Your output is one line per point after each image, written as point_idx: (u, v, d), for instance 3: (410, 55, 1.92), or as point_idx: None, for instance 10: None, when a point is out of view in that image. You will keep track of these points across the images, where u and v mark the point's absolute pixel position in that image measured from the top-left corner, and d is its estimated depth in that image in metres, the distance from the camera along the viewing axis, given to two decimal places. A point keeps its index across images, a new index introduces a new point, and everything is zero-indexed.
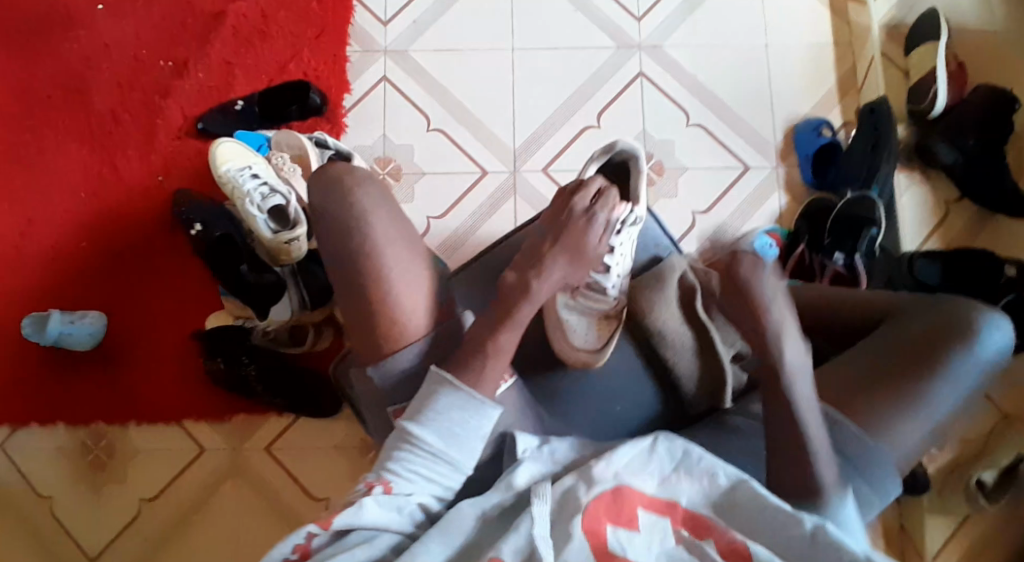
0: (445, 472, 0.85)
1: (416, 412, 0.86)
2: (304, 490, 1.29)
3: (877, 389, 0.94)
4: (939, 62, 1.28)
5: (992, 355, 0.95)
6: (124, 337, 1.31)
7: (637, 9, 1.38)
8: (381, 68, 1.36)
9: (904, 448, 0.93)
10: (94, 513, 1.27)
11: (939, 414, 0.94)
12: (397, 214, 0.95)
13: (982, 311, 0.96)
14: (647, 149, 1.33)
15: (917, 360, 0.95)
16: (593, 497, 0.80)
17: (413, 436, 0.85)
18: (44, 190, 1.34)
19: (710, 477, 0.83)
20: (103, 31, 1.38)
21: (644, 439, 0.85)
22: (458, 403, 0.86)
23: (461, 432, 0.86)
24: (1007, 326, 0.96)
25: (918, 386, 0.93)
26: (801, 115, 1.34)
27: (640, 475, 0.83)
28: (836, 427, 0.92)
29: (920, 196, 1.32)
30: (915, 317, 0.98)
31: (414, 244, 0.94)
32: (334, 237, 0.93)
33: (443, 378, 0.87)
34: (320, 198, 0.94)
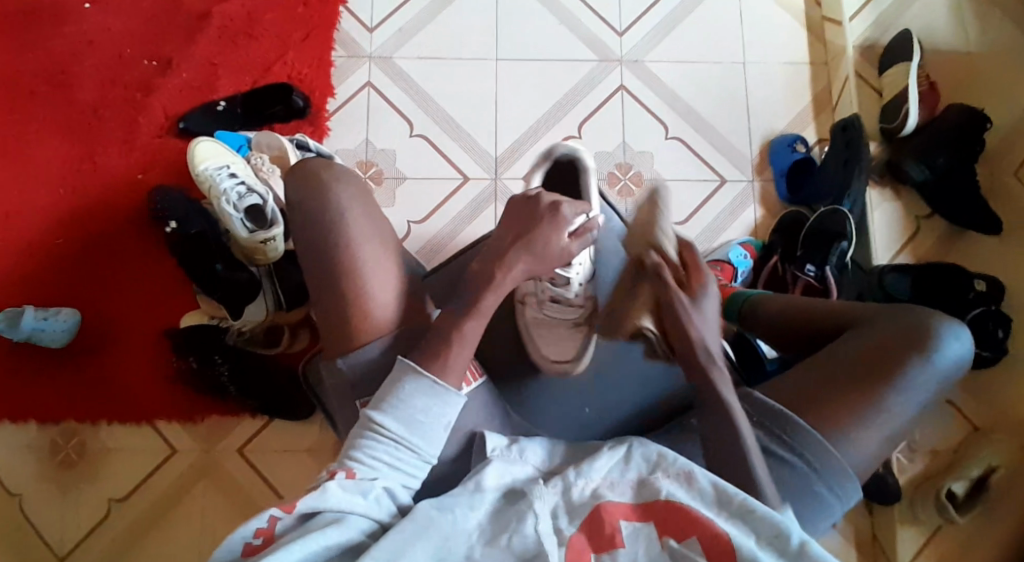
0: (409, 458, 0.86)
1: (381, 399, 0.87)
2: (278, 494, 1.27)
3: (837, 392, 0.97)
4: (911, 81, 1.31)
5: (951, 363, 0.98)
6: (98, 335, 1.30)
7: (620, 24, 1.41)
8: (365, 74, 1.38)
9: (865, 453, 0.95)
10: (62, 513, 1.25)
11: (900, 420, 0.96)
12: (376, 213, 0.97)
13: (942, 321, 0.99)
14: (626, 159, 1.35)
15: (879, 367, 0.97)
16: (576, 526, 0.82)
17: (377, 422, 0.86)
18: (23, 185, 1.34)
19: (687, 475, 0.85)
20: (88, 28, 1.39)
21: (619, 449, 0.89)
22: (422, 390, 0.87)
23: (424, 417, 0.86)
24: (967, 336, 0.99)
25: (877, 391, 0.96)
26: (775, 132, 1.37)
27: (616, 489, 0.86)
28: (799, 433, 0.95)
29: (892, 211, 1.35)
30: (877, 325, 1.01)
31: (387, 239, 0.96)
32: (311, 231, 0.95)
33: (408, 366, 0.88)
34: (300, 194, 0.96)
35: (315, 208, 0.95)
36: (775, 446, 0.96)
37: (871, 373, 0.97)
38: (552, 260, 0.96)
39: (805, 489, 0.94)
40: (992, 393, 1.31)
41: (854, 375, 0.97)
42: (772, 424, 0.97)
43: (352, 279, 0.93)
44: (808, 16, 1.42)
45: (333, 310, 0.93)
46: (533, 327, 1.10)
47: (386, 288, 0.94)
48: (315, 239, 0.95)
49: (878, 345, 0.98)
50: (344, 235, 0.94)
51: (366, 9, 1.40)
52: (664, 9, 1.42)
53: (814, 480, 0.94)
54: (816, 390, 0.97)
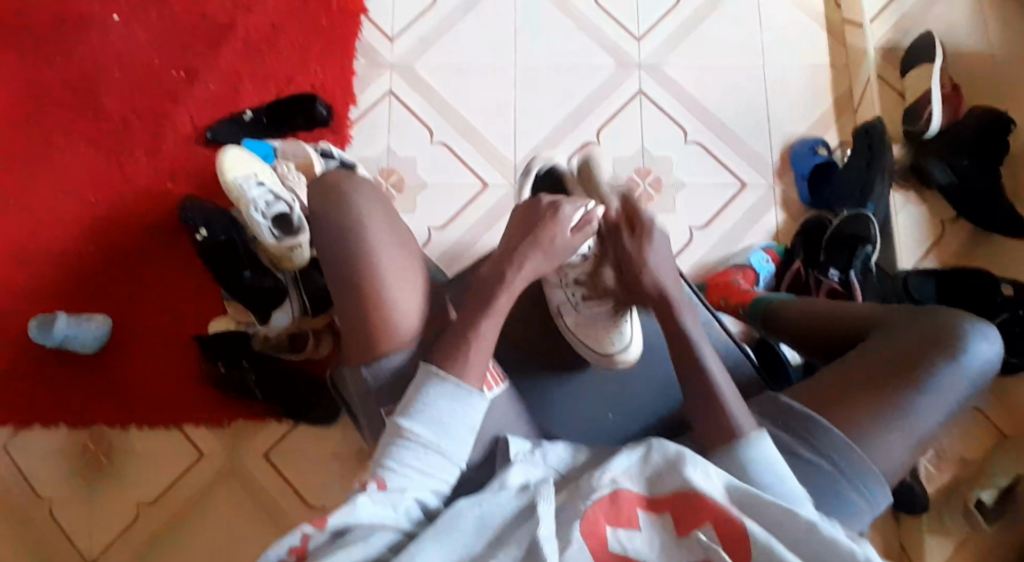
0: (437, 465, 0.86)
1: (407, 406, 0.88)
2: (303, 497, 1.29)
3: (861, 394, 0.94)
4: (935, 83, 1.29)
5: (981, 366, 0.95)
6: (126, 340, 1.33)
7: (638, 29, 1.41)
8: (386, 82, 1.39)
9: (891, 455, 0.93)
10: (91, 514, 1.28)
11: (928, 421, 0.94)
12: (395, 222, 0.97)
13: (970, 321, 0.97)
14: (645, 164, 1.36)
15: (905, 367, 0.95)
16: (593, 502, 0.81)
17: (405, 429, 0.86)
18: (55, 193, 1.37)
19: (704, 473, 0.83)
20: (117, 41, 1.42)
21: (638, 448, 0.86)
22: (446, 393, 0.87)
23: (451, 422, 0.87)
24: (995, 337, 0.96)
25: (903, 393, 0.93)
26: (796, 135, 1.37)
27: (634, 480, 0.84)
28: (822, 432, 0.93)
29: (917, 215, 1.34)
30: (901, 325, 0.99)
31: (410, 252, 0.97)
32: (333, 242, 0.95)
33: (433, 371, 0.89)
34: (320, 207, 0.97)
35: (334, 219, 0.95)
36: (798, 446, 0.93)
37: (897, 372, 0.95)
38: (560, 257, 0.99)
39: (833, 495, 0.92)
40: (1017, 396, 1.30)
41: (879, 375, 0.95)
42: (796, 426, 0.95)
43: (372, 289, 0.93)
44: (828, 18, 1.42)
45: (353, 319, 0.94)
46: (572, 331, 1.09)
47: (408, 297, 0.94)
48: (334, 250, 0.95)
49: (903, 344, 0.96)
50: (364, 246, 0.94)
51: (387, 18, 1.42)
52: (682, 13, 1.42)
53: (839, 479, 0.91)
54: (839, 388, 0.95)
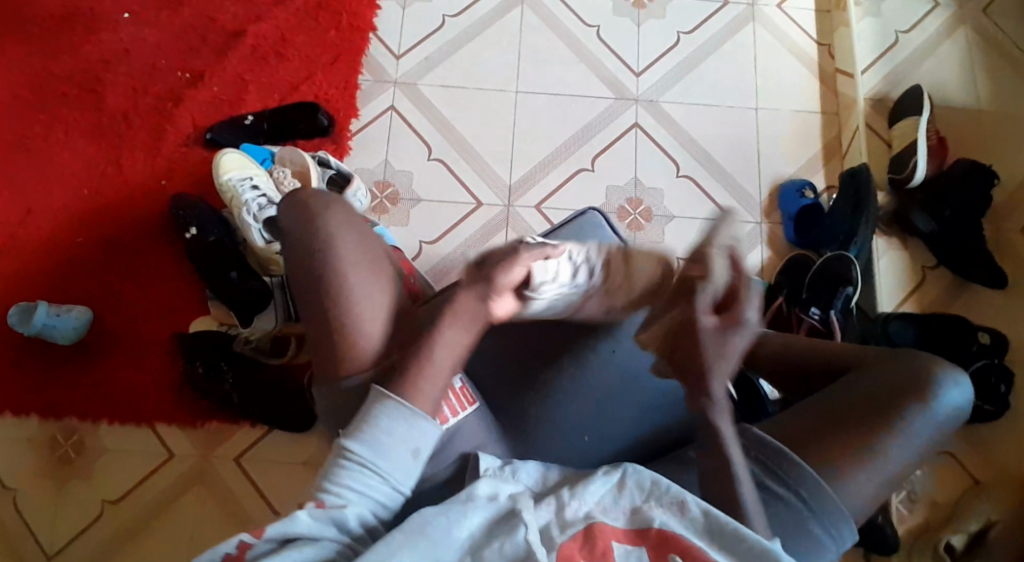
0: (382, 488, 0.85)
1: (355, 427, 0.87)
2: (268, 505, 1.27)
3: (835, 436, 0.94)
4: (920, 135, 1.33)
5: (951, 410, 0.96)
6: (105, 334, 1.32)
7: (638, 65, 1.45)
8: (389, 98, 1.42)
9: (861, 494, 0.93)
10: (50, 510, 1.25)
11: (899, 462, 0.94)
12: (366, 238, 0.95)
13: (944, 367, 0.97)
14: (636, 194, 1.38)
15: (880, 408, 0.95)
16: (568, 535, 0.82)
17: (351, 450, 0.85)
18: (48, 183, 1.37)
19: (680, 504, 0.86)
20: (126, 39, 1.44)
21: (614, 474, 0.88)
22: (396, 416, 0.87)
23: (398, 447, 0.86)
24: (966, 382, 0.97)
25: (877, 435, 0.93)
26: (785, 176, 1.40)
27: (610, 513, 0.85)
28: (792, 468, 0.93)
29: (897, 258, 1.37)
30: (877, 367, 0.99)
31: (376, 269, 0.94)
32: (300, 259, 0.94)
33: (383, 396, 0.88)
34: (288, 218, 0.96)
35: (302, 232, 0.94)
36: (770, 482, 0.94)
37: (872, 414, 0.94)
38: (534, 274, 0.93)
39: (798, 527, 0.92)
40: (991, 443, 1.31)
41: (854, 414, 0.95)
42: (769, 461, 0.94)
43: (339, 307, 0.91)
44: (821, 67, 1.46)
45: (323, 331, 0.92)
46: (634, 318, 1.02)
47: (375, 314, 0.92)
48: (300, 265, 0.94)
49: (878, 387, 0.96)
50: (331, 260, 0.92)
51: (394, 37, 1.45)
52: (682, 53, 1.46)
53: (807, 517, 0.92)
54: (814, 427, 0.95)
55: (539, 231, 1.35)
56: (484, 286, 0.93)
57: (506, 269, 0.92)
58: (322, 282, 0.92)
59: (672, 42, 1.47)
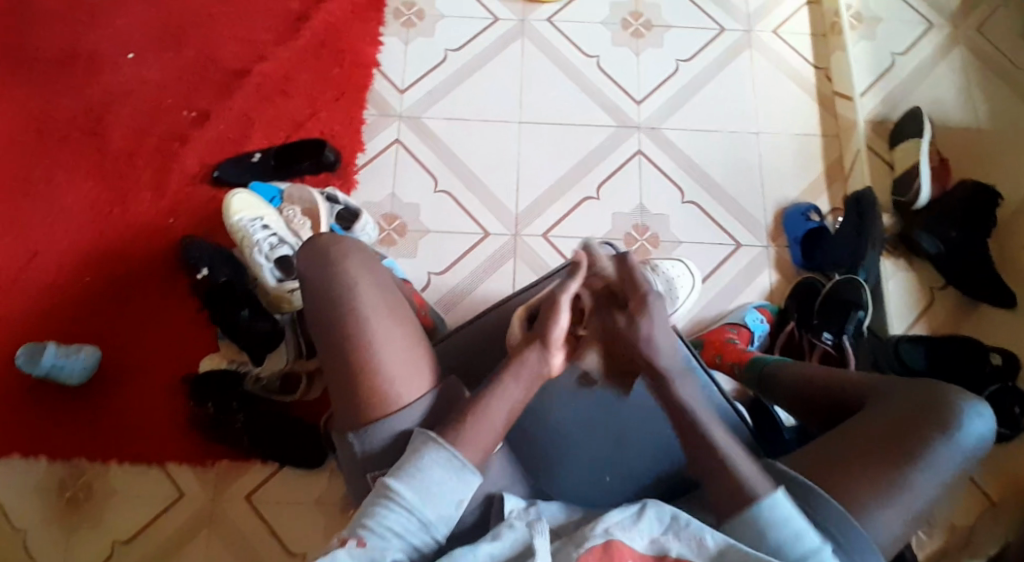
0: (418, 532, 0.85)
1: (398, 468, 0.88)
2: (285, 549, 1.26)
3: (859, 467, 0.94)
4: (922, 156, 1.35)
5: (975, 441, 0.95)
6: (116, 374, 1.32)
7: (638, 93, 1.46)
8: (394, 131, 1.43)
9: (890, 528, 0.91)
10: (59, 554, 1.23)
11: (926, 492, 0.93)
12: (385, 283, 0.99)
13: (966, 399, 0.97)
14: (642, 221, 1.38)
15: (903, 437, 0.95)
16: (586, 550, 0.82)
17: (393, 491, 0.86)
18: (55, 224, 1.37)
19: (698, 540, 0.84)
20: (131, 80, 1.45)
21: (633, 504, 0.87)
22: (441, 462, 0.88)
23: (439, 494, 0.87)
24: (988, 411, 0.96)
25: (901, 468, 0.93)
26: (789, 201, 1.41)
27: (630, 533, 0.84)
28: (819, 504, 0.92)
29: (905, 281, 1.37)
30: (899, 399, 0.99)
31: (400, 313, 0.98)
32: (321, 300, 0.97)
33: (429, 437, 0.89)
34: (308, 267, 1.00)
35: (322, 280, 0.98)
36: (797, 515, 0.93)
37: (895, 446, 0.94)
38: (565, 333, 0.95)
39: None
40: (1008, 467, 1.31)
41: (877, 446, 0.94)
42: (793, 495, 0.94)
43: (363, 350, 0.94)
44: (819, 91, 1.48)
45: (345, 374, 0.94)
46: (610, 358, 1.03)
47: (398, 357, 0.95)
48: (322, 313, 0.97)
49: (899, 417, 0.96)
50: (353, 305, 0.96)
51: (398, 72, 1.47)
52: (681, 81, 1.47)
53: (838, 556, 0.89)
54: (838, 459, 0.95)
55: (549, 264, 1.35)
56: (540, 344, 0.95)
57: (551, 320, 0.95)
58: (342, 328, 0.95)
59: (671, 70, 1.48)
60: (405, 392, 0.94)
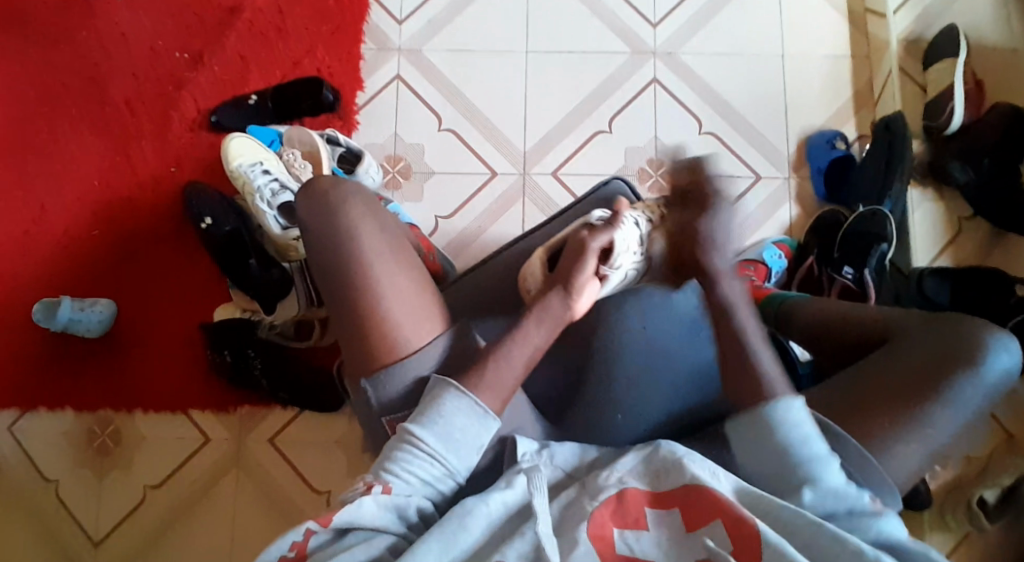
0: (441, 477, 0.86)
1: (419, 413, 0.88)
2: (311, 486, 1.30)
3: (877, 407, 0.92)
4: (957, 79, 1.25)
5: (999, 375, 0.94)
6: (133, 326, 1.33)
7: (654, 15, 1.37)
8: (394, 66, 1.36)
9: (904, 468, 0.91)
10: (93, 498, 1.29)
11: (946, 434, 0.92)
12: (389, 226, 0.97)
13: (992, 332, 0.95)
14: (658, 154, 1.32)
15: (928, 381, 0.93)
16: (599, 503, 0.83)
17: (415, 436, 0.86)
18: (58, 177, 1.36)
19: (713, 475, 0.84)
20: (120, 21, 1.40)
21: (644, 447, 0.87)
22: (462, 408, 0.87)
23: (461, 437, 0.87)
24: (1016, 347, 0.95)
25: (920, 407, 0.92)
26: (814, 127, 1.34)
27: (642, 480, 0.85)
28: (836, 441, 0.90)
29: (933, 211, 1.31)
30: (922, 337, 0.97)
31: (405, 257, 0.96)
32: (324, 249, 0.95)
33: (448, 383, 0.89)
34: (311, 215, 0.97)
35: (325, 228, 0.96)
36: None
37: (917, 387, 0.93)
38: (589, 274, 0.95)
39: None
40: None
41: (900, 388, 0.93)
42: None
43: (370, 300, 0.92)
44: (850, 6, 1.37)
45: (353, 326, 0.93)
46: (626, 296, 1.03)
47: (406, 306, 0.93)
48: (327, 263, 0.95)
49: (926, 358, 0.94)
50: (357, 252, 0.94)
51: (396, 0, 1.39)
52: (700, 0, 1.37)
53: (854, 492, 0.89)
54: (859, 402, 0.93)
55: (559, 202, 1.31)
56: (562, 287, 0.95)
57: (580, 261, 0.95)
58: (348, 279, 0.93)
59: None
60: (414, 339, 0.93)
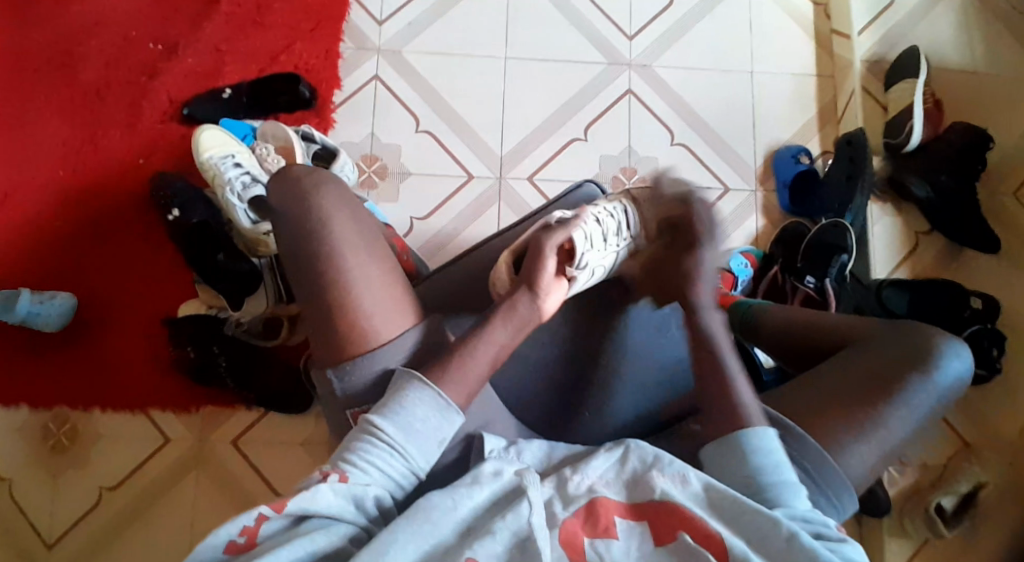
0: (401, 469, 0.84)
1: (381, 404, 0.86)
2: (271, 487, 1.27)
3: (838, 409, 0.94)
4: (917, 98, 1.31)
5: (952, 381, 0.97)
6: (92, 317, 1.29)
7: (630, 28, 1.41)
8: (373, 67, 1.37)
9: (862, 467, 0.92)
10: (47, 499, 1.24)
11: (901, 433, 0.94)
12: (363, 218, 0.96)
13: (945, 338, 0.98)
14: (631, 163, 1.35)
15: (883, 381, 0.95)
16: (570, 512, 0.82)
17: (375, 426, 0.84)
18: (21, 163, 1.33)
19: (682, 478, 0.85)
20: (93, 8, 1.38)
21: (616, 450, 0.88)
22: (425, 400, 0.86)
23: (423, 428, 0.85)
24: (967, 354, 0.98)
25: (878, 409, 0.94)
26: (779, 142, 1.38)
27: (613, 487, 0.85)
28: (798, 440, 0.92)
29: (892, 226, 1.35)
30: (880, 342, 0.99)
31: (378, 250, 0.94)
32: (300, 239, 0.93)
33: (413, 376, 0.88)
34: (283, 200, 0.96)
35: (299, 220, 0.94)
36: None
37: (876, 389, 0.95)
38: (547, 277, 0.95)
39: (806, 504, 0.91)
40: (984, 410, 1.32)
41: (856, 387, 0.95)
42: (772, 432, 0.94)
43: (348, 288, 0.91)
44: (816, 27, 1.42)
45: (325, 308, 0.91)
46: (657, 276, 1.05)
47: (379, 297, 0.92)
48: (302, 253, 0.93)
49: (884, 358, 0.97)
50: (331, 245, 0.92)
51: (376, 2, 1.40)
52: (674, 14, 1.42)
53: (814, 490, 0.91)
54: (821, 401, 0.95)
55: (532, 205, 1.32)
56: (528, 289, 0.94)
57: (538, 263, 0.95)
58: (320, 264, 0.92)
59: (665, 3, 1.42)
60: (385, 330, 0.91)
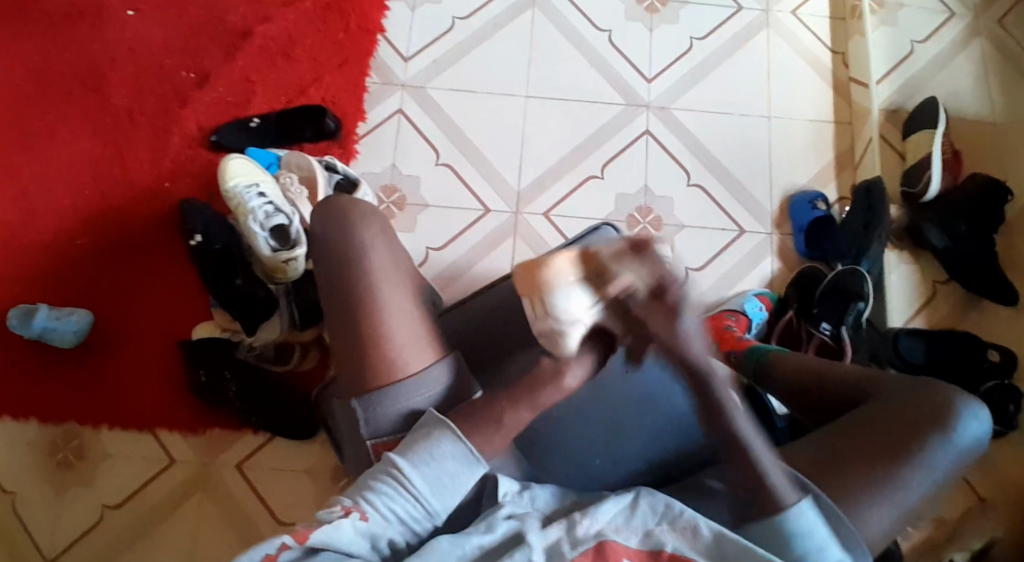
0: (419, 518, 0.81)
1: (408, 447, 0.83)
2: (273, 515, 1.25)
3: (850, 468, 0.89)
4: (936, 147, 1.31)
5: (970, 443, 0.91)
6: (108, 336, 1.30)
7: (649, 71, 1.43)
8: (397, 101, 1.40)
9: (876, 527, 0.87)
10: (50, 515, 1.24)
11: (916, 495, 0.89)
12: (396, 249, 0.96)
13: (965, 399, 0.93)
14: (647, 202, 1.36)
15: (900, 438, 0.91)
16: (579, 554, 0.78)
17: (404, 471, 0.81)
18: (50, 183, 1.35)
19: (693, 530, 0.82)
20: (130, 36, 1.42)
21: (626, 495, 0.84)
22: (456, 454, 0.83)
23: (450, 483, 0.82)
24: (986, 415, 0.93)
25: (889, 470, 0.89)
26: (797, 188, 1.38)
27: (623, 532, 0.81)
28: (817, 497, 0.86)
29: (909, 274, 1.35)
30: (892, 400, 0.95)
31: (409, 283, 0.94)
32: (331, 261, 0.93)
33: (442, 424, 0.85)
34: (323, 223, 0.96)
35: (338, 240, 0.94)
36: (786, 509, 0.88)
37: (890, 449, 0.90)
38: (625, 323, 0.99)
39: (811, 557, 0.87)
40: (1003, 469, 1.29)
41: (873, 446, 0.91)
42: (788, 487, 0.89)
43: (374, 314, 0.90)
44: (835, 76, 1.44)
45: (347, 334, 0.90)
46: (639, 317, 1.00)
47: (408, 328, 0.91)
48: (333, 274, 0.93)
49: (897, 419, 0.92)
50: (365, 270, 0.92)
51: (403, 38, 1.43)
52: (694, 59, 1.44)
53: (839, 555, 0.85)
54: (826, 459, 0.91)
55: (549, 242, 1.33)
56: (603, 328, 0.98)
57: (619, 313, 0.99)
58: (352, 288, 0.92)
59: (685, 48, 1.44)
60: (412, 361, 0.89)
